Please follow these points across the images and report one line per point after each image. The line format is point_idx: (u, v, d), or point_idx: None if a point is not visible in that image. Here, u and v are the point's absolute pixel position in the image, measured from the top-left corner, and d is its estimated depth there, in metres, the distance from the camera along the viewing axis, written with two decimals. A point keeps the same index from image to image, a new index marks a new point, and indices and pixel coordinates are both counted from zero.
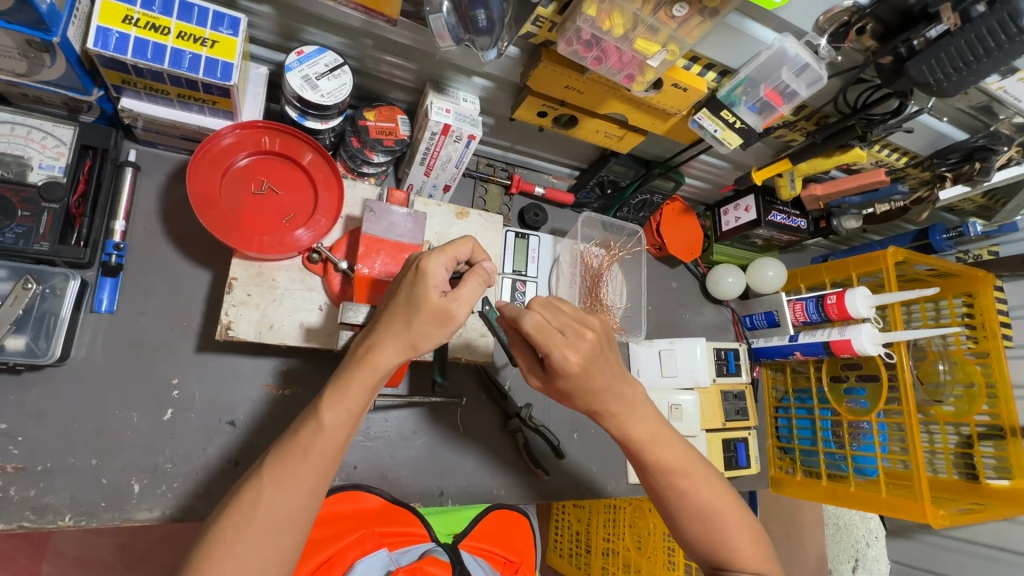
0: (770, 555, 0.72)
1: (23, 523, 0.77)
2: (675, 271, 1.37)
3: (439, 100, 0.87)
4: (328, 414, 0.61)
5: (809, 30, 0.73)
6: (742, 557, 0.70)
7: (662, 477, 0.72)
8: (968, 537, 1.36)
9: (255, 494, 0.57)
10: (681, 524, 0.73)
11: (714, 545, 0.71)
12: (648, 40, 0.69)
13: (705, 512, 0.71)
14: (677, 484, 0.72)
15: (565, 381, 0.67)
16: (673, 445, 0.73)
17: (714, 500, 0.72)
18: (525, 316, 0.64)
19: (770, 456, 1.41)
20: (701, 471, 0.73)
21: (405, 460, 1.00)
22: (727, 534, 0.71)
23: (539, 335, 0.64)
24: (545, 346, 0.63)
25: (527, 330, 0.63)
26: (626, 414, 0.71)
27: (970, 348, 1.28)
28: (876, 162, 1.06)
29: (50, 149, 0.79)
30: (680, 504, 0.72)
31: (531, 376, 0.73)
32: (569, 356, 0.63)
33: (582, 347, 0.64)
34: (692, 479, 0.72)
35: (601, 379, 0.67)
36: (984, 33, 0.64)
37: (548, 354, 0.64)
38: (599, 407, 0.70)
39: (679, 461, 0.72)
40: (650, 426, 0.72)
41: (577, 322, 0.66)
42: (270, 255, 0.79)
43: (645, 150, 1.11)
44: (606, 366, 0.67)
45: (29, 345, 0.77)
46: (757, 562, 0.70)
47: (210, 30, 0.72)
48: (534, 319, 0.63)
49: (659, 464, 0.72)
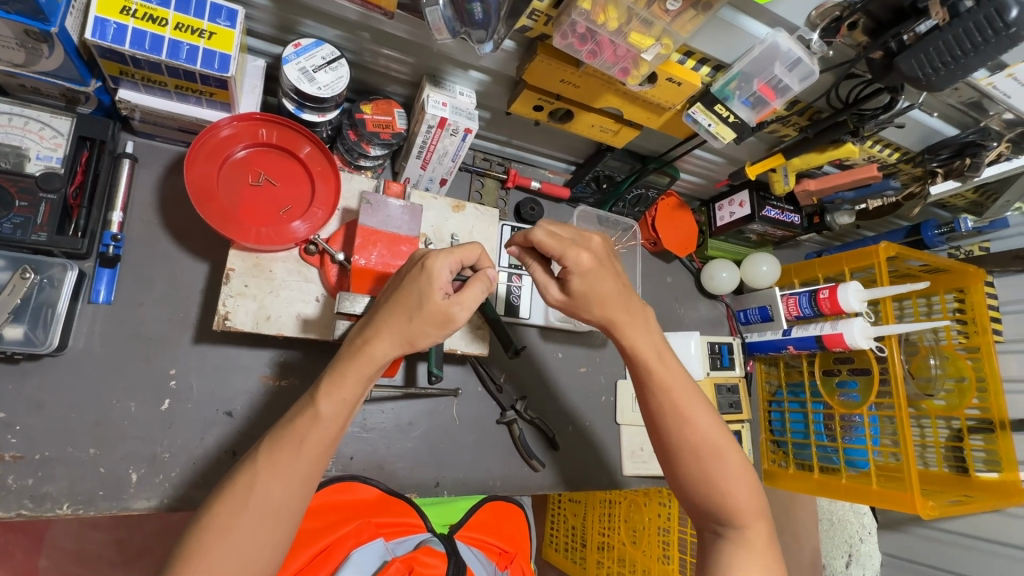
0: (762, 510, 0.72)
1: (22, 511, 0.77)
2: (670, 265, 1.38)
3: (435, 93, 0.88)
4: (324, 403, 0.61)
5: (802, 24, 0.75)
6: (733, 501, 0.70)
7: (663, 399, 0.73)
8: (959, 529, 1.38)
9: (250, 480, 0.58)
10: (676, 456, 0.73)
11: (707, 481, 0.71)
12: (641, 33, 0.71)
13: (703, 445, 0.72)
14: (678, 411, 0.73)
15: (580, 283, 0.73)
16: (677, 372, 0.75)
17: (713, 436, 0.72)
18: (535, 231, 0.73)
19: (763, 449, 1.42)
20: (703, 405, 0.74)
21: (402, 451, 1.01)
22: (721, 473, 0.71)
23: (551, 241, 0.72)
24: (559, 250, 0.71)
25: (540, 239, 0.72)
26: (638, 325, 0.75)
27: (960, 343, 1.30)
28: (868, 158, 1.07)
29: (48, 140, 0.79)
30: (678, 432, 0.72)
31: (551, 287, 0.76)
32: (582, 255, 0.71)
33: (591, 250, 0.73)
34: (693, 408, 0.73)
35: (611, 283, 0.74)
36: (971, 27, 0.65)
37: (562, 255, 0.71)
38: (613, 315, 0.75)
39: (683, 387, 0.74)
40: (656, 346, 0.75)
41: (583, 232, 0.75)
42: (271, 246, 0.80)
43: (641, 145, 1.11)
44: (615, 270, 0.75)
45: (27, 335, 0.77)
46: (748, 510, 0.70)
47: (207, 21, 0.73)
48: (544, 231, 0.72)
49: (662, 382, 0.74)
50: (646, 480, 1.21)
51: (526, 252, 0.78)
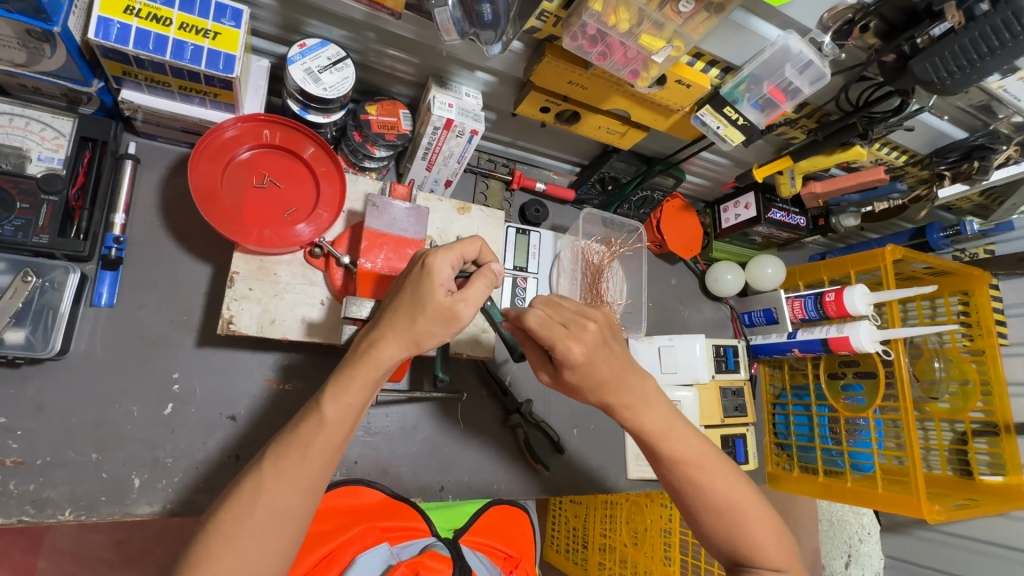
0: (793, 551, 0.72)
1: (23, 517, 0.76)
2: (674, 268, 1.37)
3: (441, 94, 0.87)
4: (330, 407, 0.60)
5: (814, 26, 0.74)
6: (762, 553, 0.70)
7: (677, 470, 0.72)
8: (961, 532, 1.38)
9: (255, 487, 0.57)
10: (699, 518, 0.73)
11: (735, 541, 0.71)
12: (652, 35, 0.70)
13: (722, 505, 0.71)
14: (692, 479, 0.71)
15: (572, 374, 0.67)
16: (688, 439, 0.72)
17: (732, 495, 0.71)
18: (525, 314, 0.65)
19: (767, 452, 1.42)
20: (718, 467, 0.72)
21: (406, 456, 1.00)
22: (745, 527, 0.70)
23: (540, 331, 0.65)
24: (548, 340, 0.64)
25: (531, 326, 0.64)
26: (639, 406, 0.70)
27: (965, 346, 1.29)
28: (875, 160, 1.06)
29: (49, 141, 0.78)
30: (697, 498, 0.71)
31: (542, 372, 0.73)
32: (572, 348, 0.64)
33: (586, 337, 0.65)
34: (709, 472, 0.71)
35: (607, 369, 0.67)
36: (987, 32, 0.64)
37: (552, 347, 0.65)
38: (611, 399, 0.69)
39: (696, 453, 0.72)
40: (664, 419, 0.72)
41: (579, 315, 0.66)
42: (276, 248, 0.80)
43: (647, 147, 1.11)
44: (612, 359, 0.67)
45: (28, 339, 0.76)
46: (778, 559, 0.70)
47: (212, 21, 0.71)
48: (536, 315, 0.65)
49: (673, 455, 0.71)
50: (650, 483, 1.20)
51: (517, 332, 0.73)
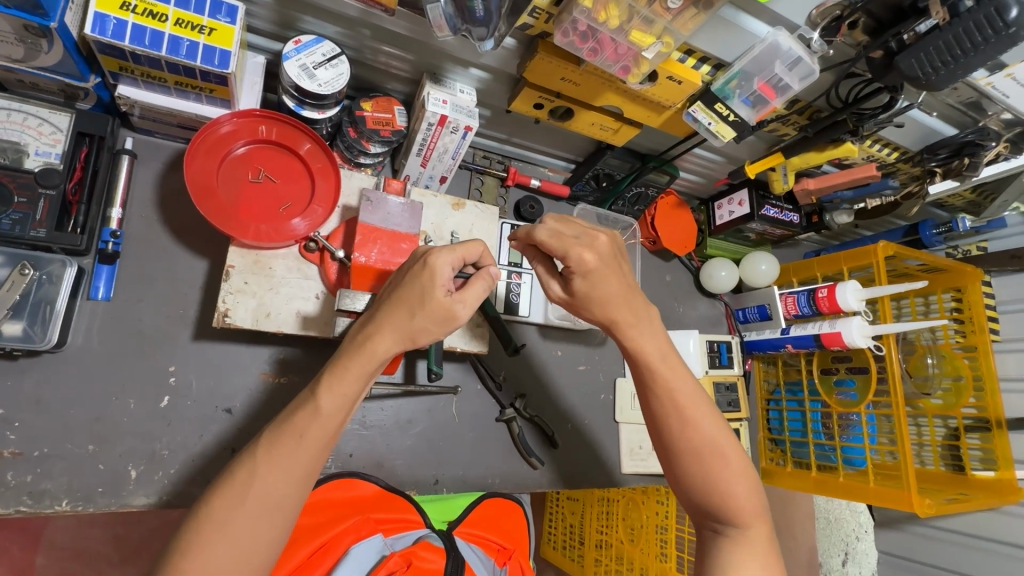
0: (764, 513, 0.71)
1: (20, 508, 0.77)
2: (669, 264, 1.38)
3: (436, 91, 0.88)
4: (325, 398, 0.61)
5: (803, 24, 0.75)
6: (734, 503, 0.69)
7: (666, 401, 0.73)
8: (954, 527, 1.39)
9: (249, 474, 0.58)
10: (677, 458, 0.73)
11: (708, 485, 0.70)
12: (642, 31, 0.71)
13: (704, 446, 0.71)
14: (681, 412, 0.73)
15: (580, 283, 0.74)
16: (681, 375, 0.75)
17: (717, 437, 0.72)
18: (538, 228, 0.73)
19: (761, 447, 1.42)
20: (708, 409, 0.74)
21: (401, 449, 1.01)
22: (722, 473, 0.70)
23: (554, 241, 0.72)
24: (561, 249, 0.72)
25: (542, 239, 0.72)
26: (641, 327, 0.75)
27: (958, 343, 1.30)
28: (867, 157, 1.07)
29: (47, 136, 0.79)
30: (680, 434, 0.72)
31: (553, 284, 0.78)
32: (584, 255, 0.71)
33: (596, 249, 0.73)
34: (698, 411, 0.73)
35: (614, 283, 0.74)
36: (971, 27, 0.65)
37: (565, 255, 0.72)
38: (616, 315, 0.75)
39: (688, 390, 0.74)
40: (660, 347, 0.76)
41: (590, 229, 0.73)
42: (270, 243, 0.80)
43: (641, 143, 1.12)
44: (620, 269, 0.74)
45: (26, 331, 0.77)
46: (748, 513, 0.69)
47: (208, 18, 0.72)
48: (547, 229, 0.72)
49: (665, 385, 0.74)
50: (644, 477, 1.21)
51: (528, 249, 0.80)
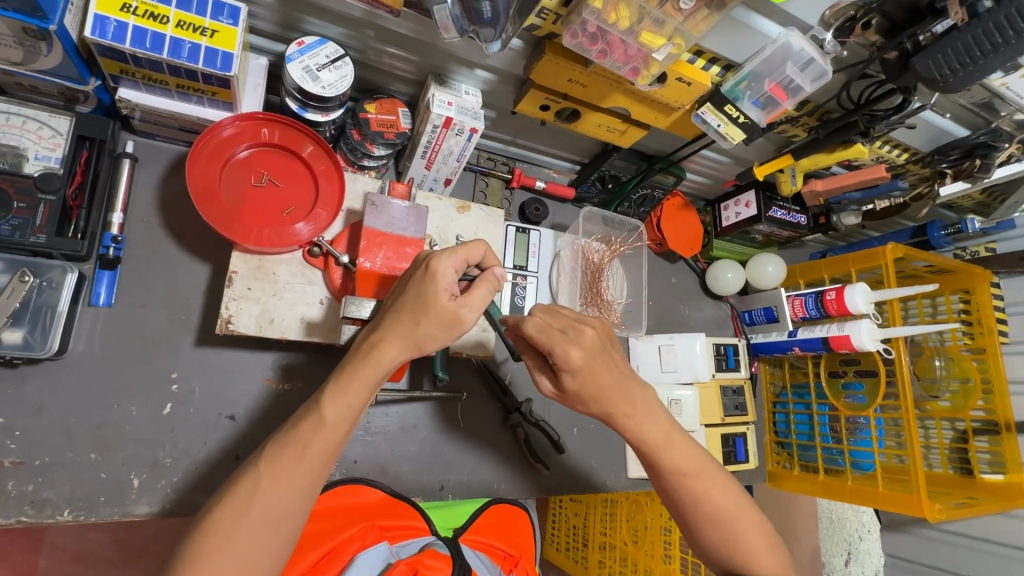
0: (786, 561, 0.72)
1: (22, 518, 0.76)
2: (674, 266, 1.37)
3: (440, 93, 0.86)
4: (330, 408, 0.60)
5: (815, 24, 0.74)
6: (759, 563, 0.70)
7: (676, 483, 0.71)
8: (960, 530, 1.38)
9: (252, 486, 0.57)
10: (696, 532, 0.72)
11: (731, 551, 0.70)
12: (653, 33, 0.69)
13: (720, 516, 0.70)
14: (691, 489, 0.71)
15: (571, 380, 0.68)
16: (685, 450, 0.72)
17: (729, 505, 0.71)
18: (525, 321, 0.67)
19: (767, 450, 1.41)
20: (714, 476, 0.72)
21: (405, 455, 1.00)
22: (742, 538, 0.70)
23: (540, 335, 0.66)
24: (548, 345, 0.66)
25: (529, 332, 0.66)
26: (640, 414, 0.71)
27: (965, 345, 1.28)
28: (876, 158, 1.06)
29: (47, 140, 0.78)
30: (695, 510, 0.71)
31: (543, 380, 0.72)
32: (571, 352, 0.65)
33: (583, 342, 0.66)
34: (707, 484, 0.71)
35: (606, 376, 0.68)
36: (990, 29, 0.64)
37: (550, 352, 0.66)
38: (611, 407, 0.70)
39: (694, 464, 0.72)
40: (663, 429, 0.72)
41: (576, 321, 0.67)
42: (275, 248, 0.79)
43: (647, 145, 1.10)
44: (609, 362, 0.68)
45: (26, 339, 0.76)
46: (774, 568, 0.70)
47: (210, 19, 0.71)
48: (534, 322, 0.66)
49: (673, 467, 0.71)
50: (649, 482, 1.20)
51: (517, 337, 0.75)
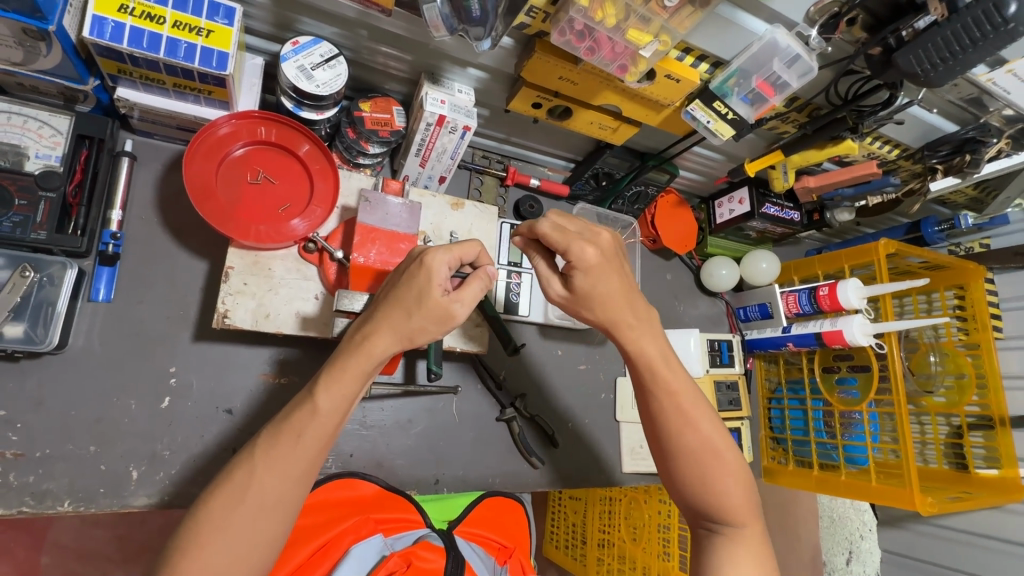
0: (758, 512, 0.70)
1: (23, 508, 0.78)
2: (669, 263, 1.38)
3: (433, 91, 0.88)
4: (323, 398, 0.61)
5: (800, 21, 0.74)
6: (728, 502, 0.69)
7: (667, 404, 0.71)
8: (957, 526, 1.38)
9: (247, 475, 0.58)
10: (674, 460, 0.71)
11: (704, 485, 0.69)
12: (639, 30, 0.70)
13: (702, 447, 0.70)
14: (682, 411, 0.71)
15: (583, 281, 0.71)
16: (682, 376, 0.73)
17: (715, 438, 0.71)
18: (539, 223, 0.70)
19: (763, 445, 1.42)
20: (706, 409, 0.72)
21: (401, 449, 1.01)
22: (719, 474, 0.69)
23: (556, 234, 0.70)
24: (563, 243, 0.69)
25: (544, 231, 0.70)
26: (643, 329, 0.73)
27: (960, 340, 1.29)
28: (867, 154, 1.07)
29: (47, 139, 0.80)
30: (680, 436, 0.71)
31: (553, 283, 0.75)
32: (587, 250, 0.69)
33: (599, 245, 0.70)
34: (697, 412, 0.71)
35: (617, 282, 0.71)
36: (969, 23, 0.65)
37: (566, 250, 0.69)
38: (616, 315, 0.72)
39: (688, 391, 0.72)
40: (662, 349, 0.74)
41: (592, 226, 0.72)
42: (268, 244, 0.81)
43: (640, 142, 1.12)
44: (621, 268, 0.72)
45: (27, 333, 0.78)
46: (741, 512, 0.69)
47: (205, 19, 0.73)
48: (550, 223, 0.70)
49: (666, 386, 0.72)
50: (645, 477, 1.21)
51: (530, 244, 0.76)
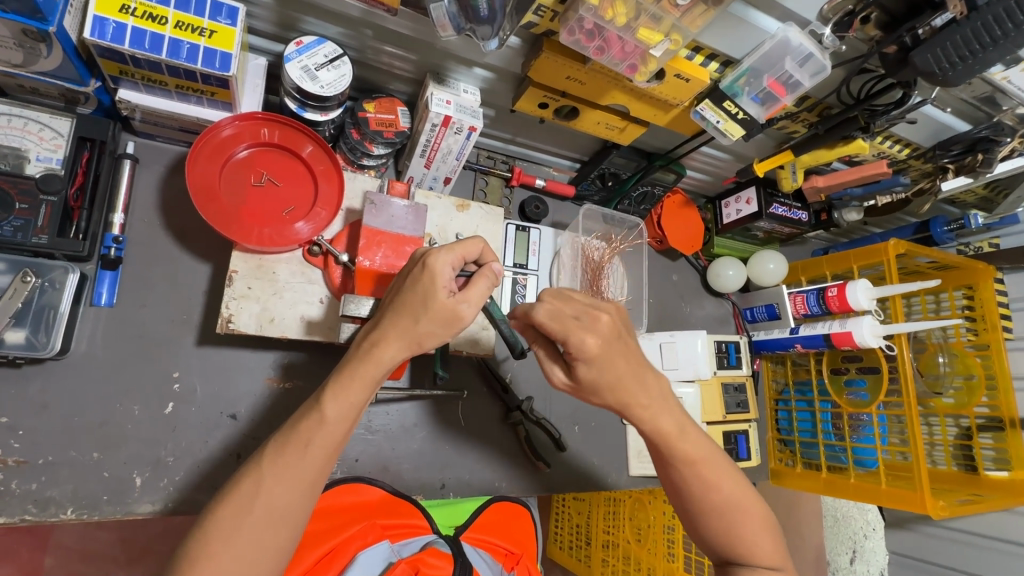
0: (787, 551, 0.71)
1: (26, 516, 0.77)
2: (675, 264, 1.36)
3: (439, 91, 0.86)
4: (330, 407, 0.60)
5: (814, 19, 0.73)
6: (760, 553, 0.69)
7: (687, 472, 0.70)
8: (965, 527, 1.37)
9: (254, 485, 0.57)
10: (700, 520, 0.71)
11: (733, 541, 0.69)
12: (650, 29, 0.69)
13: (725, 506, 0.69)
14: (702, 477, 0.70)
15: (587, 370, 0.65)
16: (699, 440, 0.71)
17: (738, 494, 0.70)
18: (535, 308, 0.64)
19: (770, 448, 1.40)
20: (724, 467, 0.71)
21: (407, 453, 1.00)
22: (747, 530, 0.69)
23: (553, 322, 0.64)
24: (561, 332, 0.63)
25: (540, 320, 0.64)
26: (656, 406, 0.69)
27: (970, 341, 1.28)
28: (877, 154, 1.05)
29: (48, 141, 0.78)
30: (704, 500, 0.70)
31: (555, 371, 0.69)
32: (587, 340, 0.63)
33: (598, 329, 0.64)
34: (716, 472, 0.70)
35: (624, 364, 0.66)
36: (989, 22, 0.63)
37: (565, 340, 0.63)
38: (626, 398, 0.67)
39: (705, 454, 0.70)
40: (678, 420, 0.70)
41: (592, 307, 0.65)
42: (274, 247, 0.80)
43: (647, 142, 1.10)
44: (625, 350, 0.66)
45: (29, 339, 0.77)
46: (775, 561, 0.69)
47: (208, 19, 0.71)
48: (545, 308, 0.64)
49: (686, 457, 0.70)
50: (652, 480, 1.20)
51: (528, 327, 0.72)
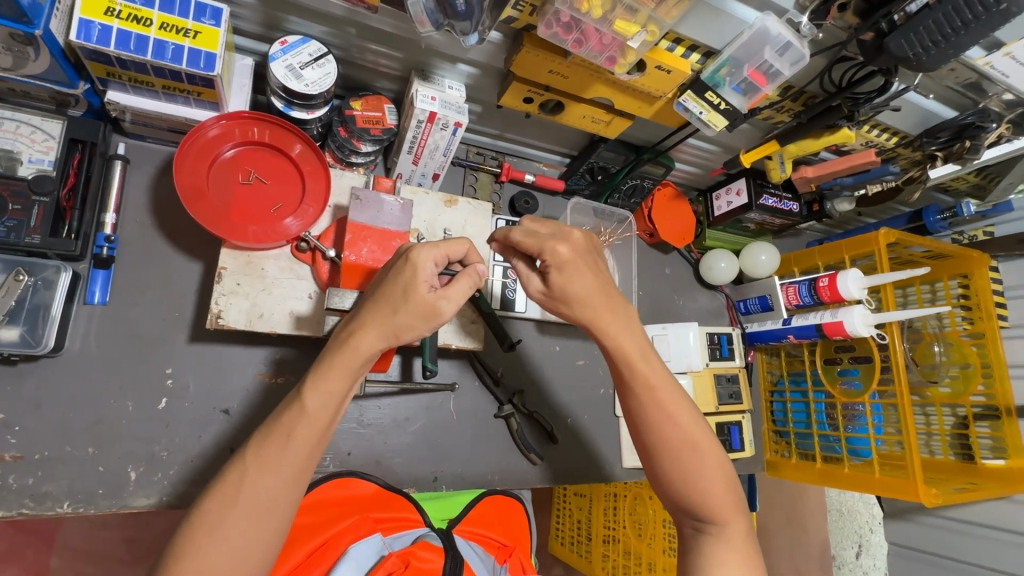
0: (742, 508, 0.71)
1: (23, 510, 0.78)
2: (667, 256, 1.37)
3: (424, 88, 0.87)
4: (310, 397, 0.61)
5: (790, 7, 0.73)
6: (712, 501, 0.69)
7: (643, 395, 0.72)
8: (964, 517, 1.36)
9: (239, 477, 0.58)
10: (655, 454, 0.71)
11: (687, 479, 0.70)
12: (627, 20, 0.70)
13: (682, 439, 0.70)
14: (660, 406, 0.71)
15: (558, 277, 0.73)
16: (659, 370, 0.73)
17: (695, 431, 0.71)
18: (514, 231, 0.76)
19: (766, 439, 1.41)
20: (685, 404, 0.72)
21: (399, 447, 1.02)
22: (702, 467, 0.70)
23: (529, 240, 0.74)
24: (537, 245, 0.73)
25: (518, 238, 0.74)
26: (622, 323, 0.73)
27: (965, 330, 1.27)
28: (865, 142, 1.05)
29: (39, 144, 0.80)
30: (660, 430, 0.71)
31: (532, 279, 0.76)
32: (559, 248, 0.72)
33: (571, 242, 0.73)
34: (675, 403, 0.72)
35: (591, 277, 0.73)
36: (959, 6, 0.65)
37: (540, 250, 0.72)
38: (596, 312, 0.73)
39: (665, 384, 0.72)
40: (641, 344, 0.73)
41: (564, 227, 0.75)
42: (262, 244, 0.81)
43: (634, 135, 1.11)
44: (596, 266, 0.74)
45: (23, 336, 0.78)
46: (728, 511, 0.69)
47: (193, 20, 0.73)
48: (523, 231, 0.75)
49: (644, 378, 0.72)
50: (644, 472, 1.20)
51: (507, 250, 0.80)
